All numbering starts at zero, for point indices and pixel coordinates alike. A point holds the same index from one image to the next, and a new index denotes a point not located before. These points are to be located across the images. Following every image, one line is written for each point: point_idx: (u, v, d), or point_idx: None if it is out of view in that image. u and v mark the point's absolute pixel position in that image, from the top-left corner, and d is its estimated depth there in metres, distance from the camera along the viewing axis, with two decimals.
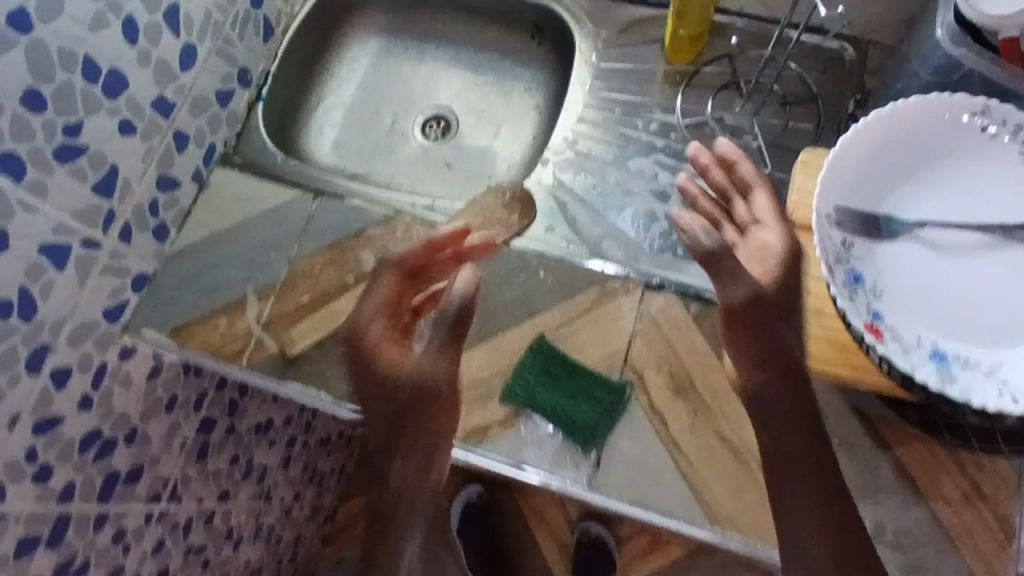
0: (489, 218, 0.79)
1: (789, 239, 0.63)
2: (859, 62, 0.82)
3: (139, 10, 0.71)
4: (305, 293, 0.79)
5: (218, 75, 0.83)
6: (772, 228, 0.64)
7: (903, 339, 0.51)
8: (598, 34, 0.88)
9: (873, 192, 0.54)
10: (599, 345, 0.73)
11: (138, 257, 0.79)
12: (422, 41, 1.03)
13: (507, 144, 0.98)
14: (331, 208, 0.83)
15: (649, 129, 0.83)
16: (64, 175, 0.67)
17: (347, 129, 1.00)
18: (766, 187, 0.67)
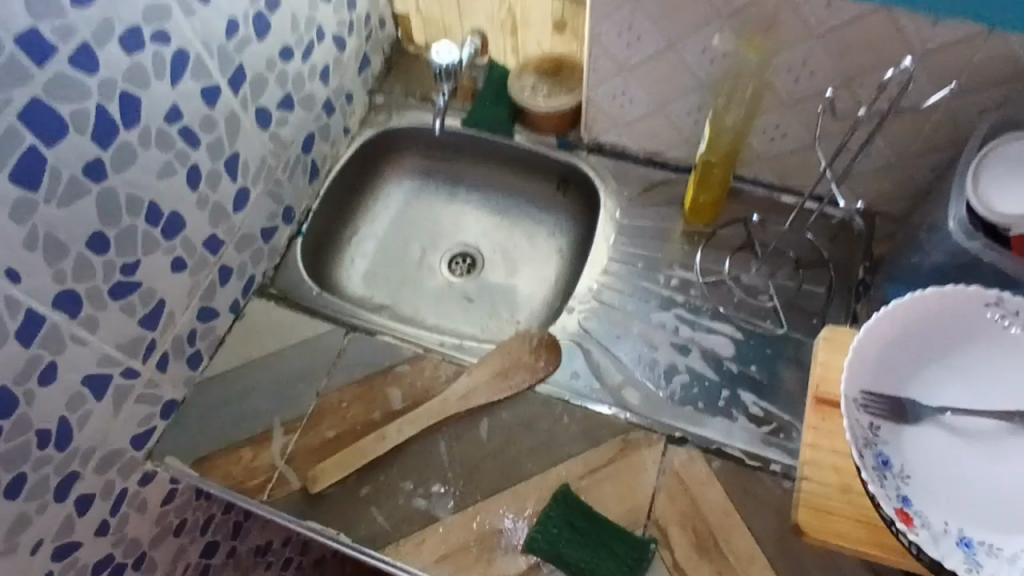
0: (516, 362, 0.82)
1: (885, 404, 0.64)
2: (867, 232, 0.88)
3: (204, 158, 0.77)
4: (332, 427, 0.80)
5: (266, 213, 0.89)
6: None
7: (932, 525, 0.52)
8: (622, 192, 0.95)
9: (895, 375, 0.58)
10: (623, 498, 0.74)
11: (171, 384, 0.80)
12: (454, 183, 1.10)
13: (530, 285, 1.02)
14: (361, 344, 0.85)
15: (670, 284, 0.88)
16: (116, 309, 0.70)
17: (377, 262, 1.05)
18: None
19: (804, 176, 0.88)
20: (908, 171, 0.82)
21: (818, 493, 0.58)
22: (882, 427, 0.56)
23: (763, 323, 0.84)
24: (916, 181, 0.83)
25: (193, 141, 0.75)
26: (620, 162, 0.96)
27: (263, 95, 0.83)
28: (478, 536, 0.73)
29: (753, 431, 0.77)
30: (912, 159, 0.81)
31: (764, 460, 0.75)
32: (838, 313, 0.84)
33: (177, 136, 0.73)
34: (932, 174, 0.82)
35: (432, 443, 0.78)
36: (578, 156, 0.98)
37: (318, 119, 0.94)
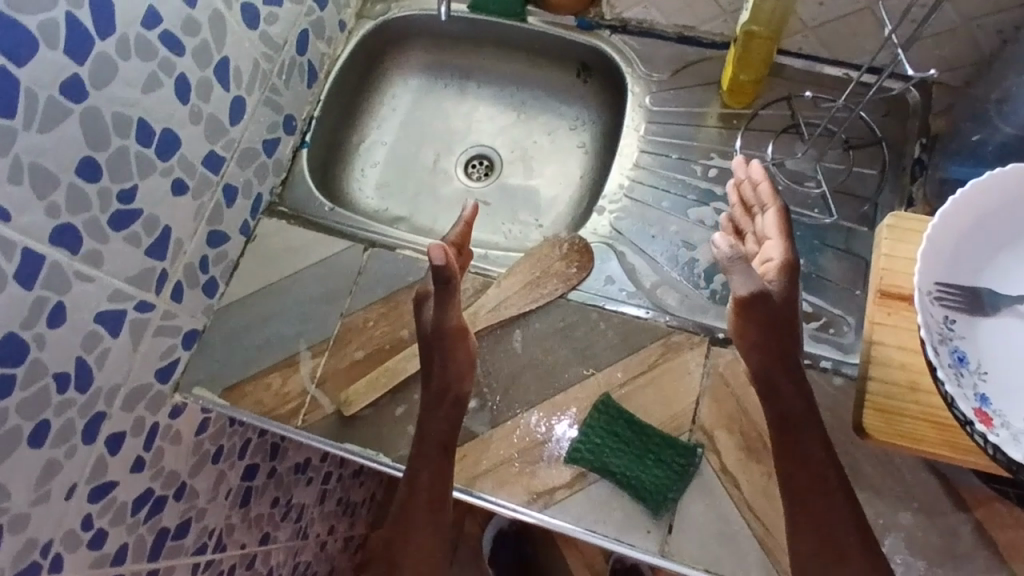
0: (546, 270, 0.78)
1: (791, 254, 0.66)
2: (923, 105, 0.80)
3: (191, 67, 0.69)
4: (360, 348, 0.77)
5: (265, 124, 0.82)
6: (776, 241, 0.67)
7: (1012, 425, 0.48)
8: (651, 76, 0.86)
9: (972, 264, 0.52)
10: (667, 403, 0.71)
11: (189, 314, 0.77)
12: (464, 77, 1.01)
13: (552, 185, 0.96)
14: (382, 260, 0.81)
15: (707, 175, 0.81)
16: (118, 241, 0.66)
17: (389, 170, 0.99)
18: (776, 206, 0.69)
19: (855, 45, 0.79)
20: (974, 33, 0.73)
21: (884, 395, 0.54)
22: (958, 321, 0.51)
23: (811, 213, 0.78)
24: (982, 44, 0.74)
25: (176, 49, 0.67)
26: (647, 41, 0.87)
27: None
28: (520, 449, 0.71)
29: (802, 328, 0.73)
30: (981, 19, 0.71)
31: (813, 357, 0.72)
32: (891, 197, 0.78)
33: (156, 44, 0.65)
34: (1000, 36, 0.72)
35: None
36: (600, 38, 0.89)
37: (310, 14, 0.85)
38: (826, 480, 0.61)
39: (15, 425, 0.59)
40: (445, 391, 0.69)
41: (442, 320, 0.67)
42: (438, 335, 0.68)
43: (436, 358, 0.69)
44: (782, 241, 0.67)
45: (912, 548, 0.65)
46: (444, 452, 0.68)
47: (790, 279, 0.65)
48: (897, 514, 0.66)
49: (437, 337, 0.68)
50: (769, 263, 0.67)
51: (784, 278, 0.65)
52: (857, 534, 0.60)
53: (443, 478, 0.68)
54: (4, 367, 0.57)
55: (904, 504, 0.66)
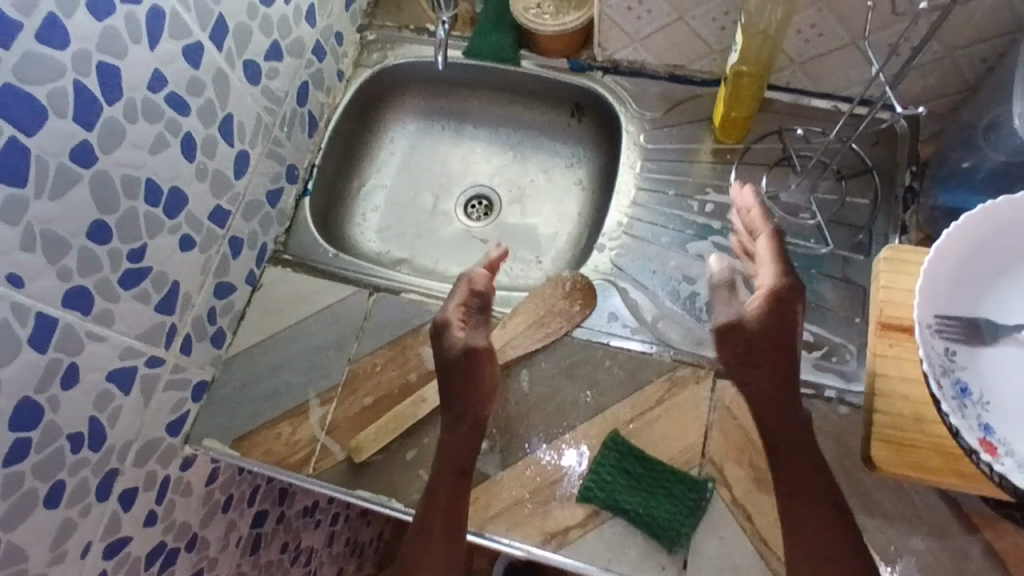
0: (550, 309, 0.79)
1: (783, 280, 0.68)
2: (912, 134, 0.82)
3: (197, 124, 0.71)
4: (368, 395, 0.77)
5: (268, 175, 0.83)
6: (767, 268, 0.69)
7: (1017, 453, 0.49)
8: (644, 114, 0.88)
9: (971, 295, 0.54)
10: (676, 438, 0.72)
11: (198, 366, 0.78)
12: (460, 120, 1.03)
13: (551, 222, 0.97)
14: (387, 305, 0.82)
15: (704, 210, 0.83)
16: (128, 299, 0.67)
17: (390, 213, 1.00)
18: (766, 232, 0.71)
19: (842, 78, 0.81)
20: (959, 63, 0.75)
21: (891, 426, 0.55)
22: (958, 352, 0.52)
23: (806, 243, 0.80)
24: (967, 73, 0.76)
25: (182, 109, 0.69)
26: (639, 81, 0.89)
27: (248, 47, 0.76)
28: (532, 489, 0.71)
29: (804, 358, 0.74)
30: (964, 50, 0.73)
31: (817, 387, 0.73)
32: (885, 225, 0.79)
33: (162, 105, 0.67)
34: (985, 64, 0.74)
35: None
36: (592, 79, 0.91)
37: (309, 66, 0.87)
38: (838, 512, 0.61)
39: (31, 487, 0.60)
40: (466, 412, 0.70)
41: (479, 342, 0.74)
42: (469, 358, 0.73)
43: (456, 394, 0.71)
44: (776, 268, 0.69)
45: (925, 572, 0.65)
46: (457, 472, 0.68)
47: (780, 307, 0.67)
48: (908, 538, 0.66)
49: (467, 360, 0.73)
50: (759, 290, 0.69)
51: (772, 306, 0.67)
52: (868, 569, 0.60)
53: (454, 512, 0.67)
54: (19, 432, 0.58)
55: (915, 529, 0.67)
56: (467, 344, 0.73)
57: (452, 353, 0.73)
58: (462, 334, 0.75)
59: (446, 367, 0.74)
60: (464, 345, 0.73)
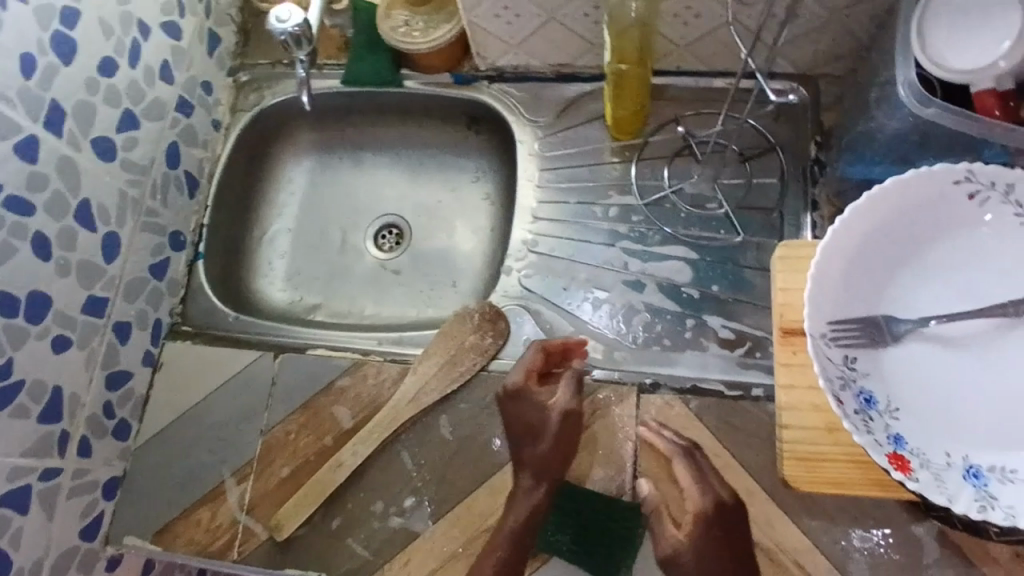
0: (461, 347, 0.74)
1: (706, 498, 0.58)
2: (813, 102, 0.78)
3: (46, 223, 0.67)
4: (285, 465, 0.74)
5: (148, 248, 0.79)
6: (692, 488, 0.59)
7: (933, 463, 0.46)
8: (537, 121, 0.84)
9: (869, 289, 0.50)
10: (603, 463, 0.68)
11: (103, 464, 0.74)
12: (357, 149, 0.98)
13: (465, 242, 0.93)
14: (293, 366, 0.77)
15: (609, 215, 0.79)
16: (3, 418, 0.63)
17: (298, 258, 0.95)
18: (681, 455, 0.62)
19: (730, 54, 0.77)
20: (843, 24, 0.70)
21: (803, 441, 0.52)
22: (859, 358, 0.49)
23: (718, 235, 0.76)
24: (854, 32, 0.71)
25: (26, 209, 0.65)
26: (527, 86, 0.85)
27: (94, 125, 0.72)
28: (465, 541, 0.68)
29: (727, 358, 0.71)
30: (844, 11, 0.69)
31: (744, 387, 0.69)
32: (796, 203, 0.75)
33: (2, 211, 0.63)
34: (870, 21, 0.70)
35: (394, 454, 0.72)
36: (477, 89, 0.86)
37: (175, 125, 0.82)
38: None
39: None
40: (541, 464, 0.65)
41: (572, 404, 0.67)
42: (567, 430, 0.66)
43: (544, 453, 0.65)
44: (694, 489, 0.59)
45: (874, 567, 0.63)
46: None
47: (710, 530, 0.56)
48: (853, 534, 0.64)
49: (567, 433, 0.66)
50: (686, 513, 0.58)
51: (702, 532, 0.56)
52: None
53: None
54: None
55: (859, 523, 0.64)
56: (563, 411, 0.66)
57: (549, 423, 0.66)
58: (550, 399, 0.67)
59: (516, 429, 0.67)
60: (560, 413, 0.66)
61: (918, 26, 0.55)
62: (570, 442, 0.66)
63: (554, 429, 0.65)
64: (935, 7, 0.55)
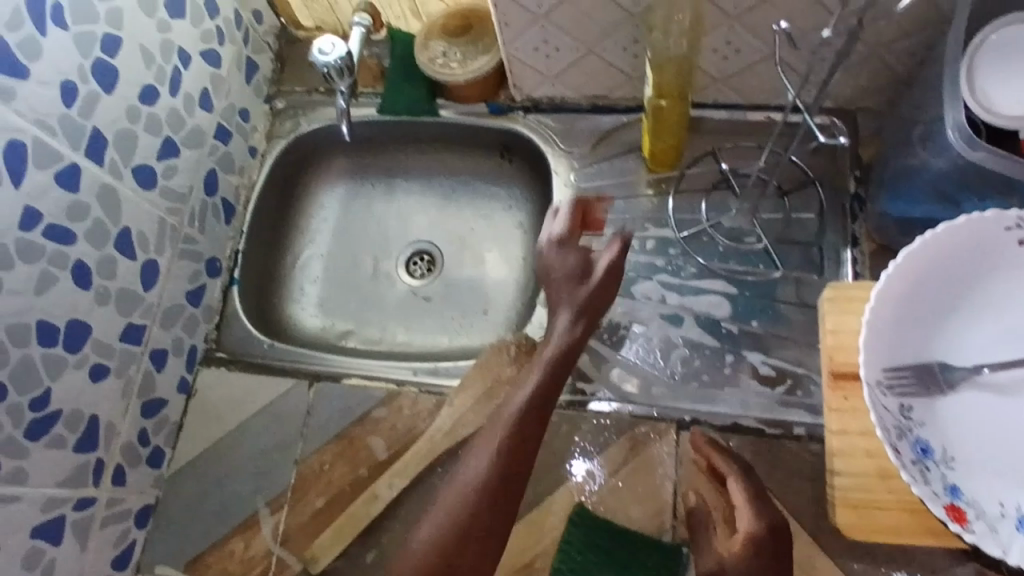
0: (498, 379, 0.74)
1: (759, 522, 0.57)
2: (852, 137, 0.77)
3: (87, 250, 0.66)
4: (319, 496, 0.73)
5: (186, 275, 0.79)
6: (744, 510, 0.58)
7: (989, 514, 0.46)
8: (572, 152, 0.84)
9: (922, 334, 0.49)
10: (643, 501, 0.68)
11: (137, 492, 0.74)
12: (390, 175, 0.98)
13: (497, 270, 0.93)
14: (327, 396, 0.77)
15: (646, 248, 0.78)
16: (40, 448, 0.63)
17: (329, 284, 0.95)
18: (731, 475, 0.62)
19: (769, 89, 0.77)
20: (886, 60, 0.70)
21: (855, 488, 0.51)
22: (915, 407, 0.48)
23: (756, 269, 0.75)
24: (898, 69, 0.71)
25: (68, 237, 0.65)
26: (562, 117, 0.85)
27: (135, 153, 0.72)
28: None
29: (768, 396, 0.70)
30: (888, 48, 0.69)
31: (785, 426, 0.69)
32: (836, 239, 0.75)
33: (41, 242, 0.62)
34: (914, 58, 0.69)
35: (430, 488, 0.72)
36: (512, 120, 0.87)
37: (213, 153, 0.83)
38: None
39: None
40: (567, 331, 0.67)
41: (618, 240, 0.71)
42: (609, 275, 0.70)
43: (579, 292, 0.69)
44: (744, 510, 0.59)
45: None
46: None
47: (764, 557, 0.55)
48: None
49: (608, 277, 0.69)
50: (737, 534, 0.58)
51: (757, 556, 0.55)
52: None
53: None
54: None
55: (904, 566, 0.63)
56: (609, 258, 0.70)
57: (591, 260, 0.71)
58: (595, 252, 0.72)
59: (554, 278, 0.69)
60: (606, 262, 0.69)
61: (967, 75, 0.55)
62: (609, 288, 0.69)
63: (600, 278, 0.69)
64: (983, 47, 0.55)
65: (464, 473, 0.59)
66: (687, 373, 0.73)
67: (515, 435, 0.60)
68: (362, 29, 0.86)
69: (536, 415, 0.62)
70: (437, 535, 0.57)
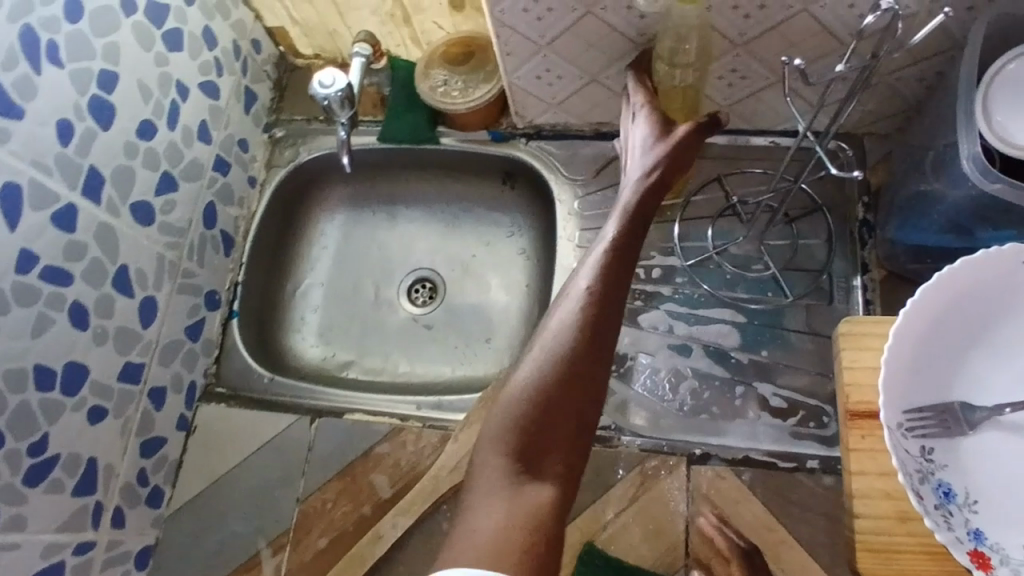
0: None
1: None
2: (860, 162, 0.76)
3: (85, 290, 0.66)
4: (322, 535, 0.72)
5: (186, 310, 0.78)
6: None
7: (1014, 560, 0.44)
8: (575, 179, 0.83)
9: (941, 372, 0.48)
10: (655, 539, 0.66)
11: (136, 534, 0.72)
12: (391, 202, 0.97)
13: (500, 298, 0.92)
14: (329, 431, 0.76)
15: (652, 276, 0.77)
16: (38, 494, 0.62)
17: (330, 313, 0.94)
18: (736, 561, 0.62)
19: (774, 114, 0.76)
20: (894, 86, 0.69)
21: (876, 532, 0.49)
22: (935, 448, 0.47)
23: (765, 297, 0.74)
24: (906, 94, 0.70)
25: (66, 278, 0.64)
26: (564, 143, 0.84)
27: (133, 188, 0.71)
28: None
29: (780, 428, 0.69)
30: (895, 74, 0.68)
31: (798, 459, 0.67)
32: (845, 266, 0.74)
33: (38, 284, 0.61)
34: (923, 83, 0.69)
35: (435, 527, 0.70)
36: (514, 147, 0.86)
37: (213, 184, 0.82)
38: None
39: None
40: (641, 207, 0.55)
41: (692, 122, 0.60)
42: (678, 156, 0.59)
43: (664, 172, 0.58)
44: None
45: None
46: None
47: None
48: None
49: (680, 159, 0.59)
50: None
51: None
52: None
53: None
54: None
55: None
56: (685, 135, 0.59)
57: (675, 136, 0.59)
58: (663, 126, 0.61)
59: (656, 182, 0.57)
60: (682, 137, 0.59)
61: (982, 108, 0.54)
62: (677, 170, 0.59)
63: (677, 141, 0.59)
64: (1001, 78, 0.54)
65: (537, 355, 0.48)
66: (697, 405, 0.71)
67: (593, 298, 0.50)
68: (362, 58, 0.84)
69: (598, 290, 0.50)
70: (517, 410, 0.46)
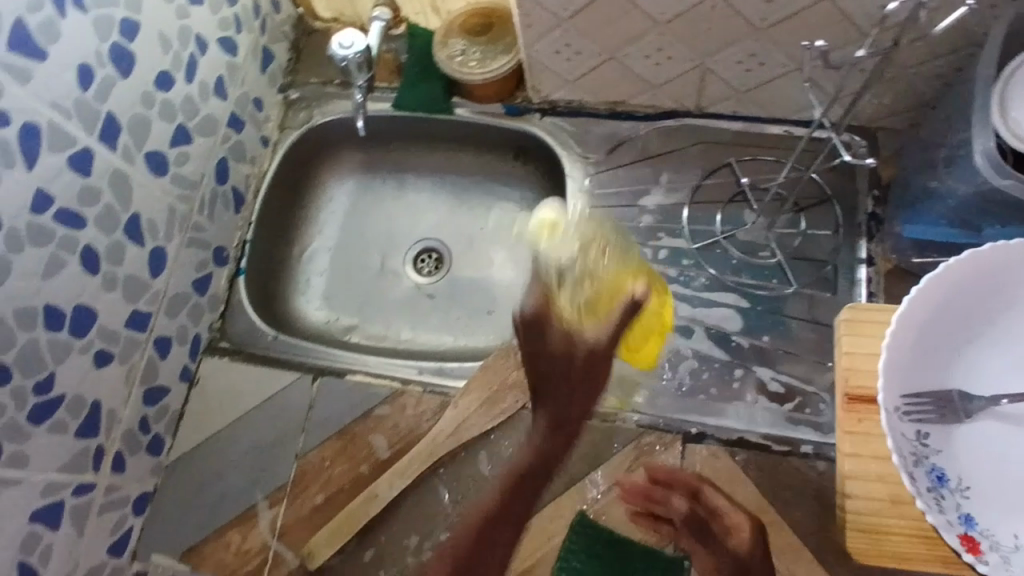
0: (504, 383, 0.73)
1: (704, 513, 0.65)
2: (872, 155, 0.77)
3: (96, 235, 0.66)
4: (319, 491, 0.73)
5: (194, 264, 0.78)
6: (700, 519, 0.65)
7: (1002, 545, 0.45)
8: (588, 156, 0.83)
9: (942, 361, 0.49)
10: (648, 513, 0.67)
11: (136, 480, 0.73)
12: (401, 171, 0.98)
13: (505, 272, 0.92)
14: (331, 391, 0.77)
15: (659, 257, 0.78)
16: (42, 434, 0.63)
17: (336, 277, 0.94)
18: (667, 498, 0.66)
19: (790, 103, 0.76)
20: (912, 80, 0.70)
21: (867, 511, 0.51)
22: (931, 434, 0.48)
23: (769, 284, 0.75)
24: (923, 89, 0.70)
25: (78, 221, 0.64)
26: (579, 120, 0.84)
27: (148, 138, 0.71)
28: None
29: (776, 411, 0.70)
30: (915, 69, 0.68)
31: (793, 443, 0.68)
32: (850, 257, 0.75)
33: (52, 226, 0.62)
34: (941, 79, 0.69)
35: (431, 489, 0.71)
36: (528, 121, 0.86)
37: (226, 141, 0.82)
38: None
39: None
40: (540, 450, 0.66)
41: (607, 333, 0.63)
42: (599, 354, 0.65)
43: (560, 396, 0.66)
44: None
45: None
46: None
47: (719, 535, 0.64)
48: None
49: (596, 359, 0.65)
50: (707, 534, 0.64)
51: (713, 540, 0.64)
52: None
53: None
54: None
55: None
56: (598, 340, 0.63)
57: (575, 343, 0.64)
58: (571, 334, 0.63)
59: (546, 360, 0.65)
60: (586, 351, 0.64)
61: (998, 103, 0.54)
62: (596, 368, 0.65)
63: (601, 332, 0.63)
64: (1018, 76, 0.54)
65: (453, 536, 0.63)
66: (695, 386, 0.72)
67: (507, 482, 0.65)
68: (382, 23, 0.87)
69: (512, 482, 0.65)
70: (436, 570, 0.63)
